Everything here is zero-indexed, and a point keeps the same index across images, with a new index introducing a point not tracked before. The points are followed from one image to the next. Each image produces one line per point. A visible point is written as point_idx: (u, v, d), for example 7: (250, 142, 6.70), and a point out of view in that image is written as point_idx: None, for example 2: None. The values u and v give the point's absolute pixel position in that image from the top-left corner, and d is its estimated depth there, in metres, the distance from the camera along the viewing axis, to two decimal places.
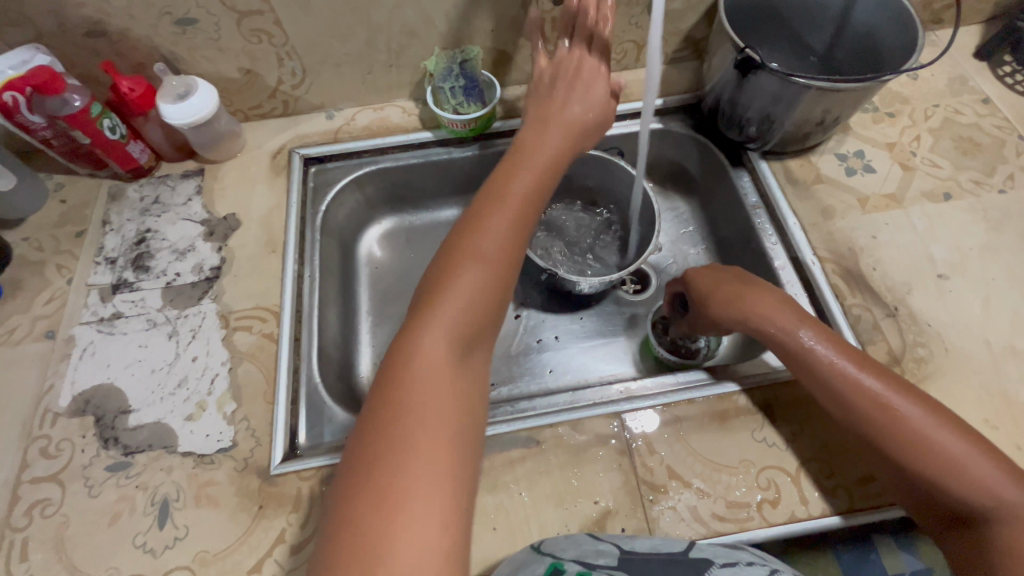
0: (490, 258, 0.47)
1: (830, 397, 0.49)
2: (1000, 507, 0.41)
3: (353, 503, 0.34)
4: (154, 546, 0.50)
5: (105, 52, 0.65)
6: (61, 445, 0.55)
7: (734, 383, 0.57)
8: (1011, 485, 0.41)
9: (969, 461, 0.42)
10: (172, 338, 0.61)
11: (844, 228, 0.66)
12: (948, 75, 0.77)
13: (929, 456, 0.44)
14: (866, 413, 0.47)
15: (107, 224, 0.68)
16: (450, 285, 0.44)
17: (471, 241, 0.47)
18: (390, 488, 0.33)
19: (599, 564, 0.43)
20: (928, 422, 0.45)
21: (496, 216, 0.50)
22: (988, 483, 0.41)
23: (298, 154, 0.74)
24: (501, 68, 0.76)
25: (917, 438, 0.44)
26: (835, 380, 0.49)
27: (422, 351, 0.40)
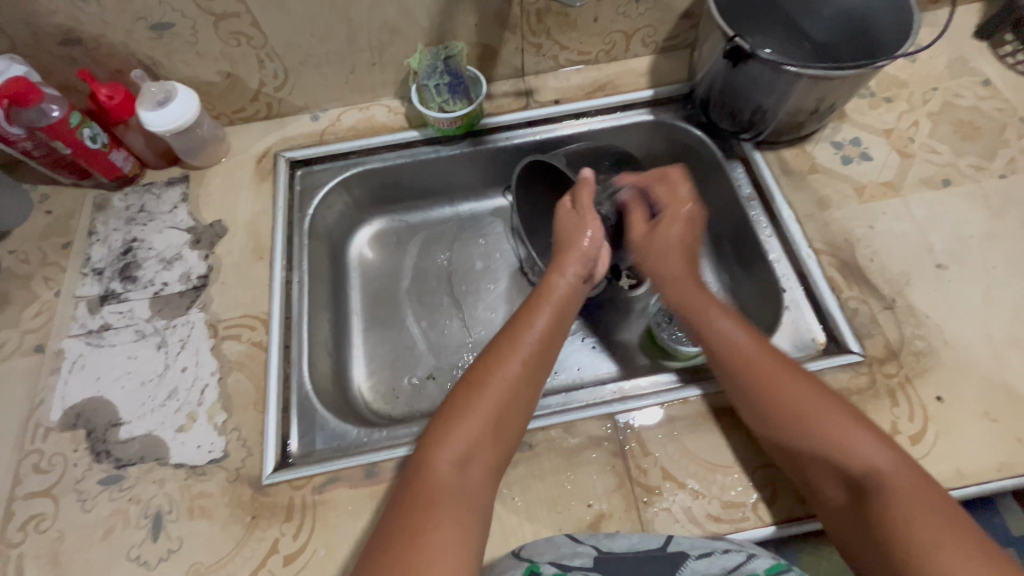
0: (534, 362, 0.52)
1: (727, 371, 0.53)
2: (879, 474, 0.43)
3: (393, 544, 0.38)
4: (149, 559, 0.50)
5: (82, 60, 0.64)
6: (53, 460, 0.55)
7: (698, 389, 0.56)
8: (883, 453, 0.44)
9: (846, 433, 0.45)
10: (161, 349, 0.60)
11: (840, 218, 0.64)
12: (947, 56, 0.75)
13: (810, 424, 0.46)
14: (754, 385, 0.50)
15: (93, 235, 0.68)
16: (498, 377, 0.49)
17: (516, 338, 0.53)
18: (424, 539, 0.38)
19: (574, 564, 0.43)
20: (809, 394, 0.48)
21: (539, 314, 0.56)
22: (867, 455, 0.44)
23: (284, 157, 0.73)
24: (486, 62, 0.75)
25: (801, 407, 0.48)
26: (734, 358, 0.53)
27: (491, 382, 0.49)
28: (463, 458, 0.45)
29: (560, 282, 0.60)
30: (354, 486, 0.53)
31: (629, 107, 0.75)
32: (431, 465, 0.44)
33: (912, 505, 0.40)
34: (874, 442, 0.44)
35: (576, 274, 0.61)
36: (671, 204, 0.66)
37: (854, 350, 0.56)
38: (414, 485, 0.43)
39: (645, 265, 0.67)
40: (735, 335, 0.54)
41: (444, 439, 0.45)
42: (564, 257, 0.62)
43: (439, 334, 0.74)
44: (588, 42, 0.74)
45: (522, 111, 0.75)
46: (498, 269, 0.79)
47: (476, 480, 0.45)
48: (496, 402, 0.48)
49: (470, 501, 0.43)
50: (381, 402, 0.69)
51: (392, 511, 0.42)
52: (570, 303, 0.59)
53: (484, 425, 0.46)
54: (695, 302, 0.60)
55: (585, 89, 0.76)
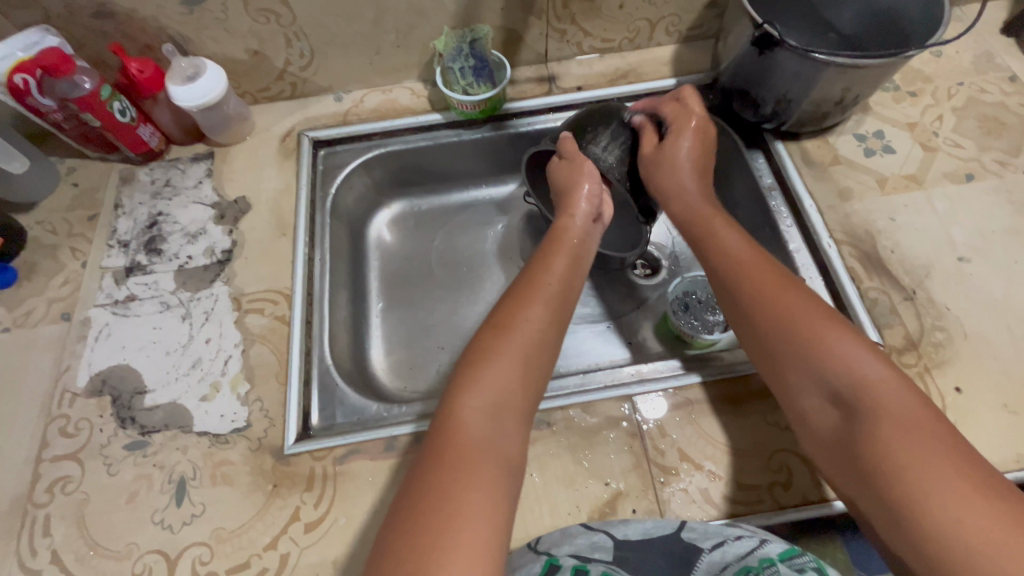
0: (555, 310, 0.53)
1: (727, 291, 0.54)
2: (865, 389, 0.43)
3: (430, 484, 0.39)
4: (172, 523, 0.51)
5: (113, 34, 0.65)
6: (80, 424, 0.56)
7: (699, 373, 0.57)
8: (871, 364, 0.44)
9: (842, 348, 0.45)
10: (185, 320, 0.61)
11: (862, 210, 0.64)
12: (973, 52, 0.74)
13: (802, 343, 0.47)
14: (754, 304, 0.51)
15: (119, 208, 0.69)
16: (522, 322, 0.51)
17: (536, 286, 0.54)
18: (462, 485, 0.39)
19: (595, 558, 0.45)
20: (808, 311, 0.48)
21: (556, 262, 0.58)
22: (850, 360, 0.44)
23: (308, 137, 0.74)
24: (510, 47, 0.75)
25: (795, 328, 0.47)
26: (735, 275, 0.53)
27: (519, 326, 0.50)
28: (493, 399, 0.45)
29: (573, 225, 0.62)
30: (374, 458, 0.53)
31: (651, 95, 0.75)
32: (458, 410, 0.44)
33: (894, 414, 0.40)
34: (871, 359, 0.44)
35: (586, 211, 0.62)
36: (681, 116, 0.65)
37: (873, 339, 0.56)
38: (443, 432, 0.43)
39: (652, 183, 0.66)
40: (738, 255, 0.54)
41: (472, 383, 0.46)
42: (569, 201, 0.63)
43: (455, 316, 0.75)
44: (612, 29, 0.74)
45: (544, 97, 0.75)
46: (516, 254, 0.80)
47: (508, 429, 0.45)
48: (522, 347, 0.49)
49: (502, 447, 0.43)
50: (397, 381, 0.69)
51: (424, 457, 0.42)
52: (584, 243, 0.62)
53: (512, 369, 0.47)
54: (704, 216, 0.60)
55: (607, 76, 0.77)
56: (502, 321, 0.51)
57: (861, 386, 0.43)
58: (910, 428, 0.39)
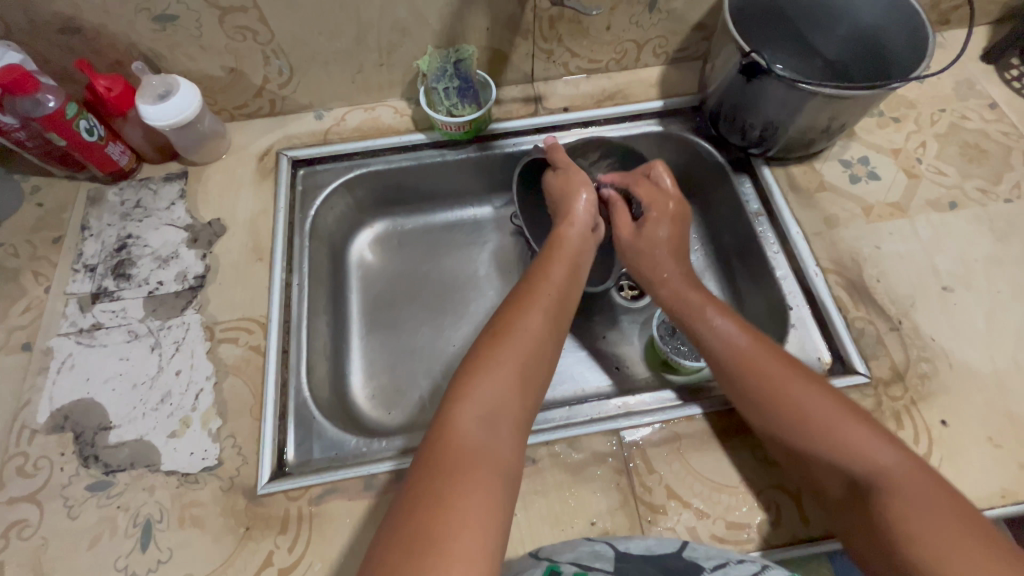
0: (553, 316, 0.53)
1: (729, 379, 0.53)
2: (884, 478, 0.42)
3: (427, 489, 0.37)
4: (137, 569, 0.49)
5: (80, 50, 0.62)
6: (39, 464, 0.53)
7: (697, 407, 0.56)
8: (884, 451, 0.43)
9: (855, 434, 0.44)
10: (155, 351, 0.59)
11: (848, 237, 0.64)
12: (955, 78, 0.75)
13: (815, 429, 0.46)
14: (763, 394, 0.50)
15: (86, 230, 0.66)
16: (522, 327, 0.50)
17: (536, 293, 0.53)
18: (459, 484, 0.37)
19: (595, 566, 0.42)
20: (817, 402, 0.47)
21: (555, 269, 0.57)
22: (867, 450, 0.43)
23: (287, 156, 0.72)
24: (496, 67, 0.74)
25: (807, 416, 0.47)
26: (739, 366, 0.52)
27: (518, 332, 0.49)
28: (492, 404, 0.44)
29: (569, 233, 0.61)
30: (352, 498, 0.51)
31: (638, 117, 0.75)
32: (457, 410, 0.43)
33: (919, 501, 0.39)
34: (886, 447, 0.44)
35: (583, 224, 0.62)
36: (657, 201, 0.64)
37: (860, 371, 0.56)
38: (442, 430, 0.41)
39: (631, 267, 0.66)
40: (740, 340, 0.53)
41: (470, 389, 0.44)
42: (567, 210, 0.63)
43: (439, 340, 0.73)
44: (599, 50, 0.74)
45: (530, 117, 0.74)
46: (501, 274, 0.78)
47: (506, 428, 0.43)
48: (521, 352, 0.48)
49: (501, 448, 0.41)
50: (378, 410, 0.67)
51: (421, 458, 0.40)
52: (582, 251, 0.61)
53: (512, 372, 0.46)
54: (689, 304, 0.59)
55: (594, 97, 0.76)
56: (501, 327, 0.50)
57: (881, 475, 0.42)
58: (937, 515, 0.38)
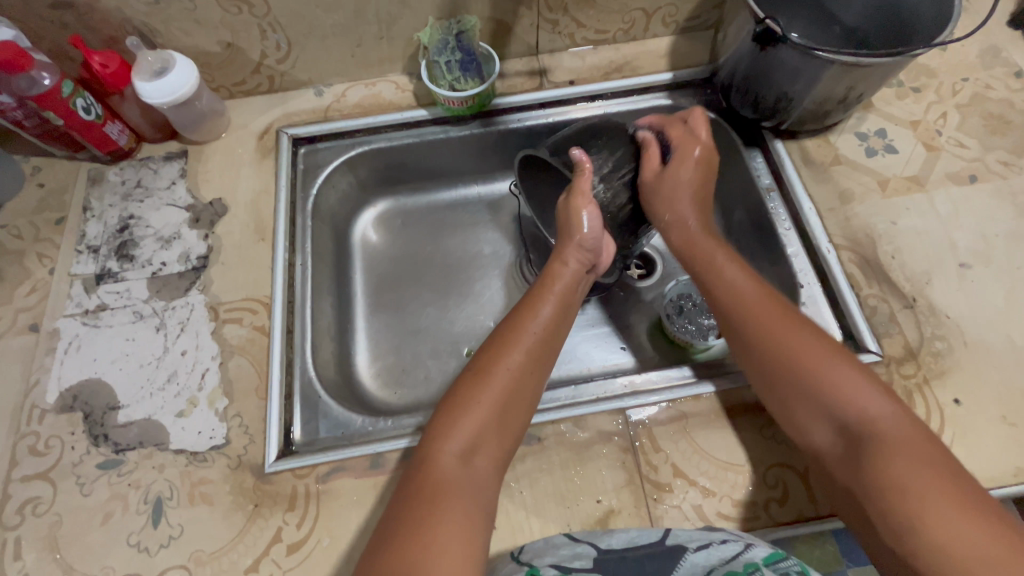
0: (538, 354, 0.51)
1: (727, 319, 0.53)
2: (874, 428, 0.42)
3: (402, 529, 0.38)
4: (149, 545, 0.49)
5: (74, 25, 0.61)
6: (50, 443, 0.53)
7: (710, 384, 0.55)
8: (877, 400, 0.44)
9: (843, 381, 0.45)
10: (160, 331, 0.59)
11: (863, 213, 0.62)
12: (979, 46, 0.72)
13: (806, 373, 0.46)
14: (758, 337, 0.50)
15: (87, 211, 0.65)
16: (501, 369, 0.49)
17: (518, 331, 0.52)
18: (429, 528, 0.38)
19: (576, 567, 0.42)
20: (810, 346, 0.47)
21: (541, 306, 0.55)
22: (853, 397, 0.44)
23: (287, 134, 0.71)
24: (499, 39, 0.71)
25: (802, 362, 0.47)
26: (741, 310, 0.52)
27: (497, 373, 0.48)
28: (468, 446, 0.44)
29: (563, 270, 0.58)
30: (358, 476, 0.52)
31: (647, 91, 0.72)
32: (433, 459, 0.43)
33: (904, 452, 0.40)
34: (876, 395, 0.44)
35: (579, 261, 0.58)
36: (687, 141, 0.61)
37: (872, 349, 0.55)
38: (418, 479, 0.42)
39: (661, 227, 0.62)
40: (744, 287, 0.53)
41: (448, 431, 0.45)
42: (562, 247, 0.59)
43: (444, 320, 0.73)
44: (606, 20, 0.71)
45: (535, 92, 0.72)
46: (504, 255, 0.77)
47: (480, 472, 0.44)
48: (498, 394, 0.47)
49: (475, 490, 0.42)
50: (384, 390, 0.67)
51: (397, 504, 0.41)
52: (574, 291, 0.58)
53: (489, 417, 0.46)
54: (705, 251, 0.58)
55: (602, 70, 0.73)
56: (479, 369, 0.49)
57: (867, 422, 0.43)
58: (922, 467, 0.39)
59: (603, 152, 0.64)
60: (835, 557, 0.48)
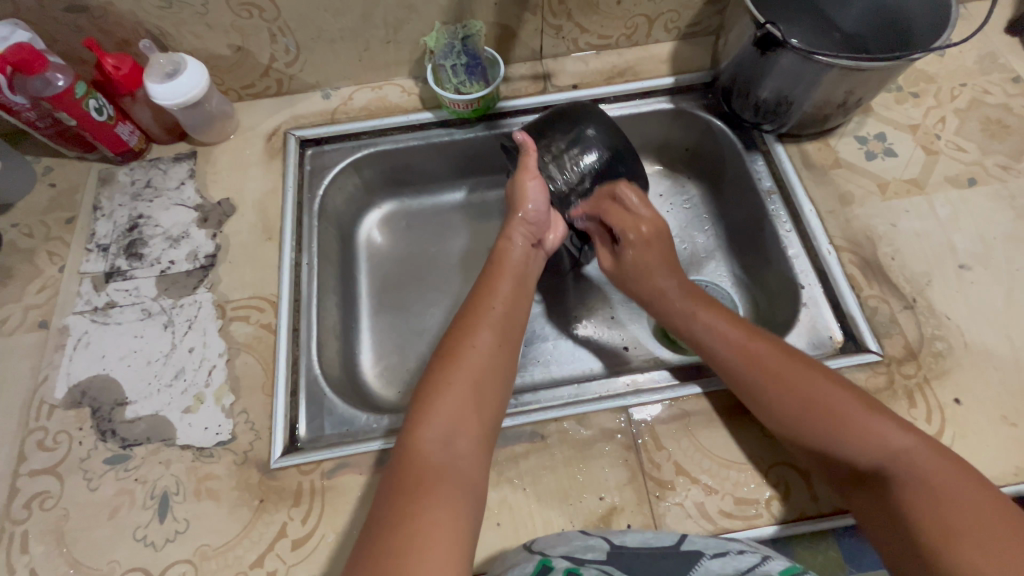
0: (502, 331, 0.53)
1: (723, 365, 0.53)
2: (899, 462, 0.42)
3: (394, 516, 0.38)
4: (155, 540, 0.50)
5: (88, 28, 0.62)
6: (58, 438, 0.54)
7: (700, 386, 0.55)
8: (892, 432, 0.44)
9: (865, 421, 0.45)
10: (168, 329, 0.59)
11: (863, 215, 0.63)
12: (978, 52, 0.73)
13: (827, 417, 0.46)
14: (770, 387, 0.49)
15: (98, 210, 0.66)
16: (468, 348, 0.50)
17: (481, 311, 0.54)
18: (421, 513, 0.38)
19: (588, 559, 0.43)
20: (814, 383, 0.48)
21: (502, 285, 0.57)
22: (872, 433, 0.44)
23: (295, 136, 0.72)
24: (504, 44, 0.73)
25: (821, 404, 0.47)
26: (740, 358, 0.52)
27: (465, 353, 0.49)
28: (448, 428, 0.45)
29: (512, 250, 0.61)
30: (363, 473, 0.52)
31: (648, 95, 0.73)
32: (415, 445, 0.43)
33: (943, 490, 0.40)
34: (894, 427, 0.44)
35: (523, 236, 0.62)
36: (627, 224, 0.64)
37: (873, 349, 0.56)
38: (403, 467, 0.42)
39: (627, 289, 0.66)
40: (729, 332, 0.54)
41: (426, 416, 0.45)
42: (508, 226, 0.62)
43: (448, 321, 0.73)
44: (609, 25, 0.72)
45: (538, 96, 0.73)
46: None
47: (464, 451, 0.44)
48: (469, 372, 0.48)
49: (461, 472, 0.43)
50: (388, 389, 0.68)
51: (386, 493, 0.41)
52: (527, 265, 0.61)
53: (466, 395, 0.47)
54: (680, 306, 0.59)
55: (604, 74, 0.74)
56: (446, 350, 0.50)
57: (898, 458, 0.43)
58: (968, 505, 0.39)
59: (556, 137, 0.63)
60: (838, 563, 0.48)
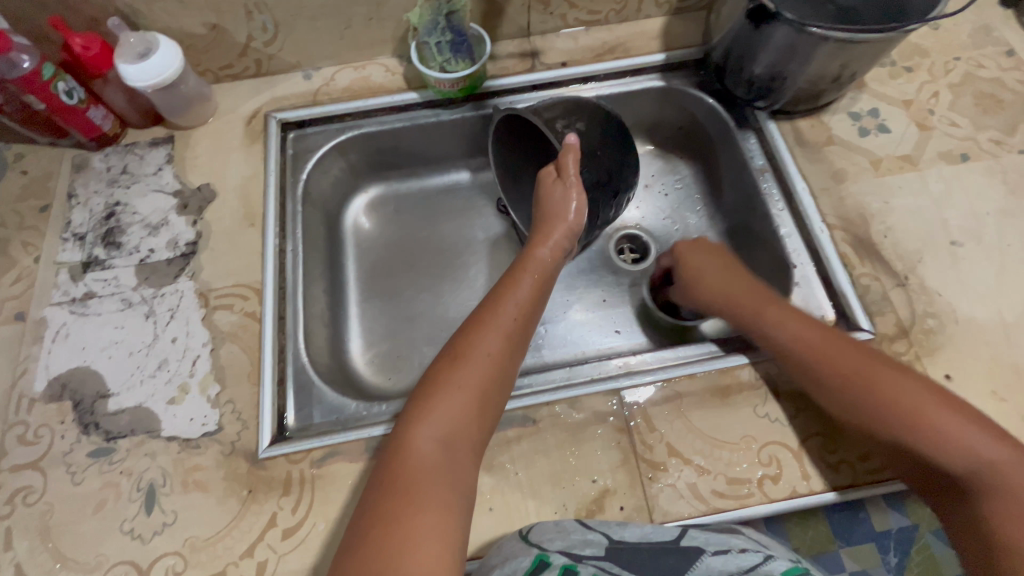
0: (514, 339, 0.51)
1: (783, 363, 0.53)
2: (993, 476, 0.42)
3: (380, 514, 0.38)
4: (143, 533, 0.49)
5: (53, 6, 0.60)
6: (39, 432, 0.53)
7: (699, 365, 0.55)
8: (990, 445, 0.43)
9: (952, 423, 0.45)
10: (150, 319, 0.58)
11: (856, 193, 0.62)
12: (972, 25, 0.72)
13: (903, 422, 0.46)
14: (856, 389, 0.49)
15: (72, 198, 0.64)
16: (479, 352, 0.48)
17: (495, 313, 0.52)
18: (411, 514, 0.38)
19: (586, 555, 0.42)
20: (903, 386, 0.47)
21: (519, 288, 0.54)
22: (971, 446, 0.43)
23: (276, 119, 0.69)
24: (490, 20, 0.70)
25: (904, 411, 0.46)
26: (801, 352, 0.52)
27: (474, 359, 0.48)
28: (445, 431, 0.44)
29: (542, 253, 0.58)
30: (353, 460, 0.51)
31: (639, 72, 0.72)
32: (409, 444, 0.43)
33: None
34: (987, 440, 0.44)
35: (559, 245, 0.58)
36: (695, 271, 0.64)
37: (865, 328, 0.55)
38: (395, 462, 0.42)
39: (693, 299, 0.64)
40: (807, 334, 0.53)
41: (421, 415, 0.45)
42: (546, 227, 0.59)
43: (438, 306, 0.72)
44: (598, 0, 0.70)
45: (527, 74, 0.71)
46: (500, 240, 0.76)
47: (460, 455, 0.44)
48: (477, 379, 0.47)
49: (454, 475, 0.43)
50: (378, 376, 0.67)
51: (375, 488, 0.41)
52: (551, 272, 0.58)
53: (468, 400, 0.46)
54: (748, 305, 0.58)
55: (594, 51, 0.73)
56: (452, 354, 0.49)
57: (987, 470, 0.43)
58: None
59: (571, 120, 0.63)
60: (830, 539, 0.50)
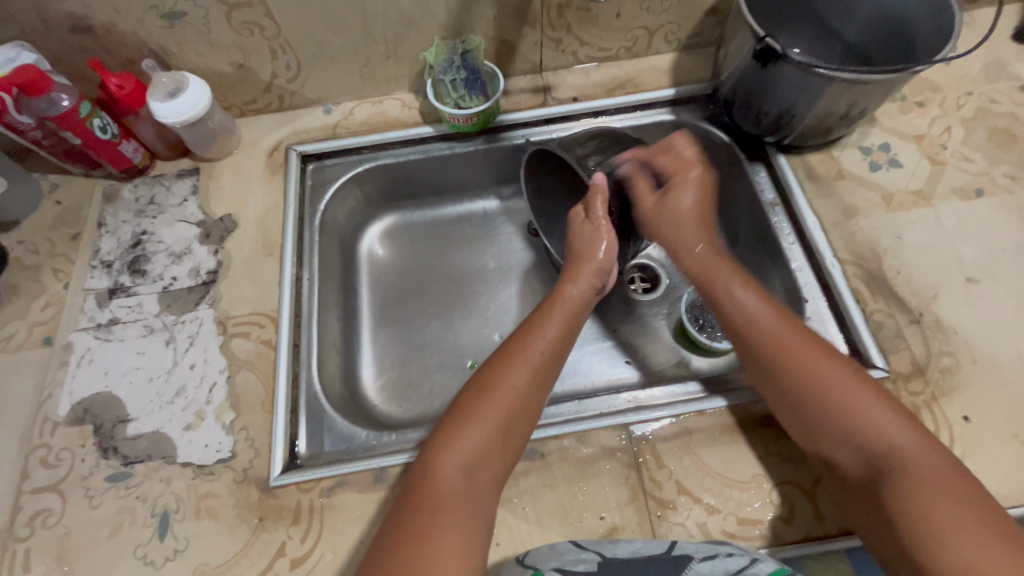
0: (542, 373, 0.51)
1: (747, 348, 0.53)
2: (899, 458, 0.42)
3: (403, 538, 0.39)
4: (155, 558, 0.50)
5: (92, 48, 0.63)
6: (61, 455, 0.54)
7: (711, 402, 0.55)
8: (904, 433, 0.43)
9: (872, 411, 0.45)
10: (170, 345, 0.60)
11: (868, 227, 0.62)
12: (984, 60, 0.72)
13: (805, 378, 0.48)
14: (778, 362, 0.50)
15: (102, 227, 0.67)
16: (506, 385, 0.49)
17: (524, 347, 0.52)
18: (433, 538, 0.38)
19: (579, 570, 0.42)
20: (833, 370, 0.47)
21: (548, 323, 0.55)
22: (884, 429, 0.44)
23: (296, 151, 0.72)
24: (504, 57, 0.73)
25: (817, 385, 0.47)
26: (767, 337, 0.51)
27: (500, 392, 0.48)
28: (470, 460, 0.45)
29: (573, 292, 0.58)
30: (363, 491, 0.52)
31: (650, 107, 0.73)
32: (435, 470, 0.44)
33: (934, 487, 0.40)
34: (897, 422, 0.44)
35: (589, 284, 0.59)
36: (679, 169, 0.63)
37: (879, 365, 0.54)
38: (420, 488, 0.43)
39: (658, 239, 0.65)
40: (761, 311, 0.53)
41: (448, 443, 0.45)
42: (576, 269, 0.59)
43: (450, 333, 0.73)
44: (609, 38, 0.72)
45: (539, 108, 0.73)
46: (512, 269, 0.77)
47: (482, 486, 0.44)
48: (503, 411, 0.48)
49: (476, 505, 0.43)
50: (389, 403, 0.68)
51: (399, 511, 0.42)
52: (581, 310, 0.58)
53: (492, 431, 0.46)
54: (712, 270, 0.59)
55: (605, 87, 0.74)
56: (480, 384, 0.50)
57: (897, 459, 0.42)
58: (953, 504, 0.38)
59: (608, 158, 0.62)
60: None
